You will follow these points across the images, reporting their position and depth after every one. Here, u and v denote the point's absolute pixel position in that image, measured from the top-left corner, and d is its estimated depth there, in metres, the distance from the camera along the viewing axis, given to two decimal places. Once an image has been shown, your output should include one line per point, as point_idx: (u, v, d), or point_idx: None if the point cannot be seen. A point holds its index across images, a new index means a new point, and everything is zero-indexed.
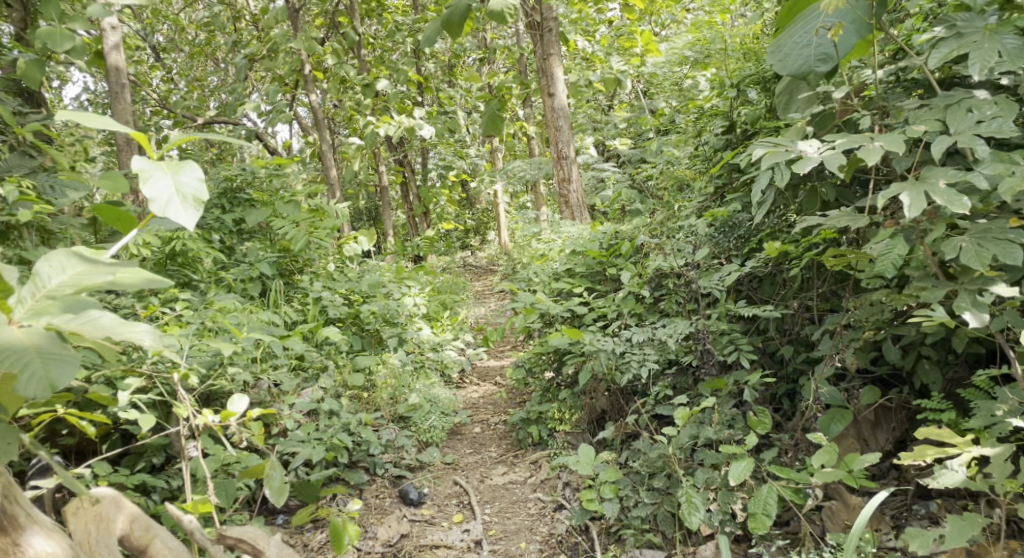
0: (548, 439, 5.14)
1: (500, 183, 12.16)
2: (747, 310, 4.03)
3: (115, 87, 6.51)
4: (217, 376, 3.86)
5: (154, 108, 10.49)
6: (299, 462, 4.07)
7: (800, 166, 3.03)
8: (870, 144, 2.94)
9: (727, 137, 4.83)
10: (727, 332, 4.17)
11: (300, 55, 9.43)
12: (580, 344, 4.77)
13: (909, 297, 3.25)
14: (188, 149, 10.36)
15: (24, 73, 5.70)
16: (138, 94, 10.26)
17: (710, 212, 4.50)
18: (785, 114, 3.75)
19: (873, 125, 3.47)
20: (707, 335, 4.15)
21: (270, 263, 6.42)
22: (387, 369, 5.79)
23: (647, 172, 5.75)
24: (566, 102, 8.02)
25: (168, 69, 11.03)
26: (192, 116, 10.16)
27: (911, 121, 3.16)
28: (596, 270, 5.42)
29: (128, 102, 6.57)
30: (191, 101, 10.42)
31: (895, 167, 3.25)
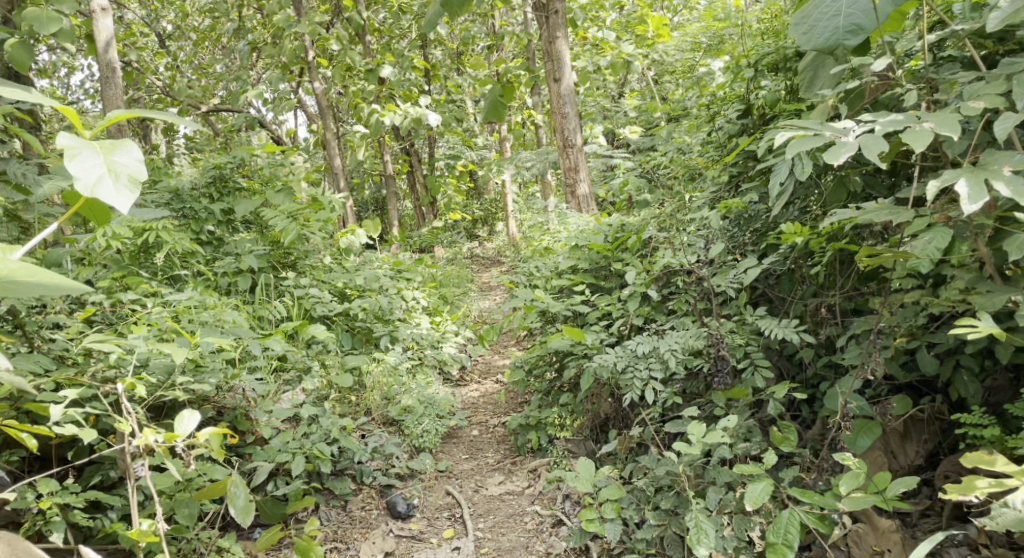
0: (548, 446, 4.81)
1: (508, 172, 11.80)
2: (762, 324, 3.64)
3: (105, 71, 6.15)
4: (169, 388, 3.52)
5: (157, 96, 10.14)
6: (264, 477, 3.80)
7: (836, 153, 2.60)
8: (918, 124, 2.56)
9: (742, 122, 4.49)
10: (743, 334, 3.82)
11: (304, 41, 9.11)
12: (582, 345, 4.44)
13: (956, 299, 2.98)
14: (191, 138, 10.03)
15: (10, 56, 5.34)
16: (141, 81, 9.89)
17: (725, 203, 4.14)
18: (809, 93, 3.48)
19: (917, 104, 3.10)
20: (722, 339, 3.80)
21: (259, 256, 6.10)
22: (380, 369, 5.47)
23: (657, 160, 5.38)
24: (573, 89, 7.65)
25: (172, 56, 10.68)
26: (195, 104, 9.81)
27: (967, 97, 2.80)
28: (601, 265, 5.06)
29: (119, 87, 6.21)
30: (194, 89, 10.07)
31: (948, 153, 2.95)
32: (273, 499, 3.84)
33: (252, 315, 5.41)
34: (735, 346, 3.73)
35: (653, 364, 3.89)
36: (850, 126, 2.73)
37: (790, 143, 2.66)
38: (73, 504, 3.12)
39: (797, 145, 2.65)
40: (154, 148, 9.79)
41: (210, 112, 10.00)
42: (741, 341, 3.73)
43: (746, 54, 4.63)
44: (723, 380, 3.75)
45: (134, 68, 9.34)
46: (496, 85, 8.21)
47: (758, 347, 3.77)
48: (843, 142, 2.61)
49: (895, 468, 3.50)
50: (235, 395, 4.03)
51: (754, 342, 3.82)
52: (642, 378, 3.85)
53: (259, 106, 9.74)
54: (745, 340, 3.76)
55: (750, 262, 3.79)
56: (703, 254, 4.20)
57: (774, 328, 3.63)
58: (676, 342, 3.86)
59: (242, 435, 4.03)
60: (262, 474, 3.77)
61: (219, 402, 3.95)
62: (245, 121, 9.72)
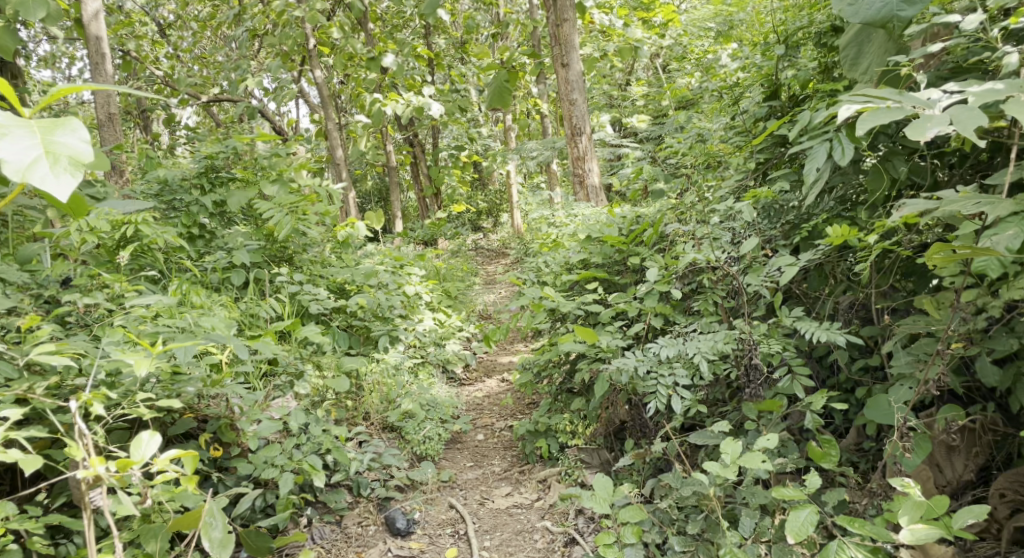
0: (559, 455, 4.48)
1: (513, 163, 11.44)
2: (802, 327, 3.35)
3: (95, 55, 5.86)
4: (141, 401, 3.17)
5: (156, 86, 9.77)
6: (247, 505, 3.48)
7: (921, 129, 2.23)
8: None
9: (769, 105, 4.14)
10: (776, 339, 3.48)
11: (304, 29, 8.68)
12: (596, 347, 4.12)
13: None
14: (192, 129, 9.66)
15: None
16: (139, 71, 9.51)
17: (754, 193, 3.79)
18: (852, 74, 3.17)
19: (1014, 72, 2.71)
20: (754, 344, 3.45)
21: (252, 251, 5.75)
22: (378, 372, 5.14)
23: (675, 149, 4.99)
24: (582, 74, 7.25)
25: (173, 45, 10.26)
26: (196, 94, 9.44)
27: None
28: (616, 260, 4.67)
29: (111, 73, 5.91)
30: (195, 78, 9.69)
31: None
32: (257, 531, 3.45)
33: (244, 315, 5.07)
34: (769, 351, 3.37)
35: (677, 370, 3.54)
36: (934, 97, 2.38)
37: (865, 118, 2.32)
38: (32, 531, 2.80)
39: (872, 120, 2.31)
40: (155, 139, 9.48)
41: (210, 102, 9.68)
42: (775, 346, 3.38)
43: (774, 31, 4.27)
44: (754, 390, 3.38)
45: (132, 57, 9.02)
46: (501, 70, 7.83)
47: (794, 352, 3.42)
48: (929, 116, 2.26)
49: (944, 484, 3.18)
50: (220, 404, 3.70)
51: (788, 347, 3.48)
52: (665, 387, 3.49)
53: (261, 96, 9.32)
54: (779, 344, 3.40)
55: (788, 260, 3.49)
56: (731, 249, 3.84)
57: (820, 333, 3.33)
58: (702, 346, 3.48)
59: (226, 447, 3.71)
60: (246, 499, 3.46)
61: (201, 412, 3.64)
62: (245, 112, 9.35)
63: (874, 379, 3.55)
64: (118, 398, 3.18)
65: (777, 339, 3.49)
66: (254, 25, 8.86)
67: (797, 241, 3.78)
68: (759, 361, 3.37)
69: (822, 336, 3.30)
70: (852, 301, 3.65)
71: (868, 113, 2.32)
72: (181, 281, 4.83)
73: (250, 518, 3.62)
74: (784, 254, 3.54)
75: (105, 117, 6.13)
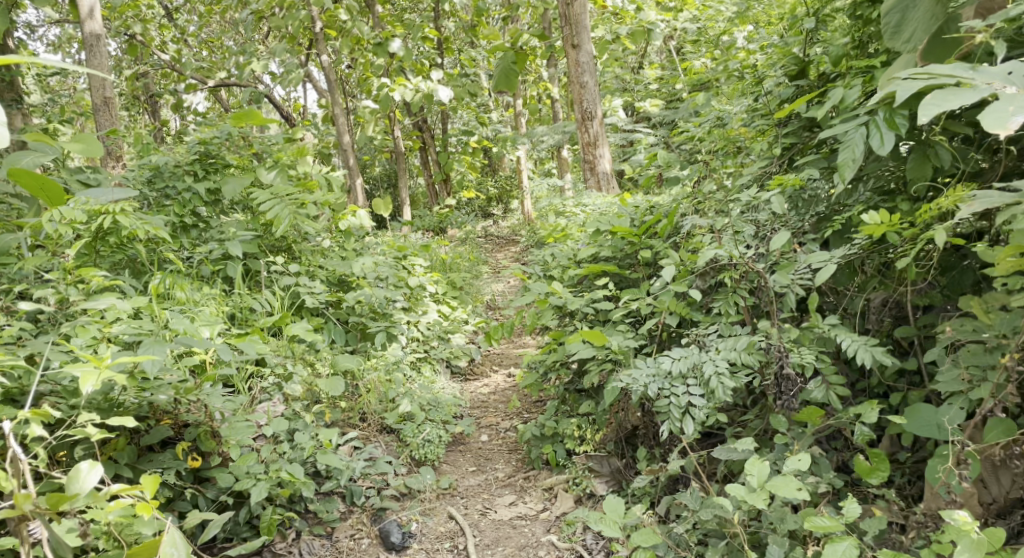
0: (566, 461, 4.19)
1: (523, 149, 11.05)
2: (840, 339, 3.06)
3: (89, 37, 5.64)
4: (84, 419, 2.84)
5: (163, 71, 9.47)
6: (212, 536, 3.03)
7: (1001, 116, 1.99)
8: None
9: (795, 85, 3.84)
10: (807, 346, 3.17)
11: (310, 11, 8.33)
12: (606, 349, 3.83)
13: None
14: (197, 114, 9.35)
15: None
16: (143, 55, 9.21)
17: (780, 181, 3.50)
18: (892, 43, 2.78)
19: None
20: (782, 348, 3.13)
21: (245, 242, 5.37)
22: (377, 369, 4.86)
23: (693, 133, 4.64)
24: (593, 56, 6.88)
25: (179, 28, 9.96)
26: (203, 79, 9.14)
27: None
28: (627, 253, 4.35)
29: (105, 56, 5.69)
30: (200, 61, 9.37)
31: None
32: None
33: (237, 310, 4.78)
34: (800, 361, 3.05)
35: (692, 384, 3.26)
36: (1003, 68, 2.12)
37: (926, 103, 2.04)
38: None
39: (935, 104, 2.04)
40: (161, 125, 9.20)
41: (216, 87, 9.37)
42: (808, 354, 3.07)
43: (802, 4, 3.95)
44: (786, 403, 3.07)
45: (138, 41, 8.71)
46: (509, 51, 7.46)
47: (825, 359, 3.11)
48: (1007, 98, 2.01)
49: (989, 501, 2.83)
50: (199, 409, 3.45)
51: (822, 354, 3.20)
52: (680, 402, 3.23)
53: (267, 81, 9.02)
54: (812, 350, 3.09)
55: (824, 257, 3.16)
56: (754, 243, 3.53)
57: (859, 346, 3.04)
58: (720, 364, 3.20)
59: (205, 456, 3.45)
60: (212, 528, 3.04)
61: (179, 417, 3.39)
62: (250, 97, 9.04)
63: (909, 387, 3.25)
64: (79, 410, 2.92)
65: (810, 346, 3.19)
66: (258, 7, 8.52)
67: (828, 234, 3.45)
68: (791, 370, 3.06)
69: (861, 352, 3.01)
70: (885, 299, 3.37)
71: (931, 97, 2.04)
72: (170, 277, 4.57)
73: (233, 531, 3.37)
74: (817, 250, 3.23)
75: (98, 102, 5.87)
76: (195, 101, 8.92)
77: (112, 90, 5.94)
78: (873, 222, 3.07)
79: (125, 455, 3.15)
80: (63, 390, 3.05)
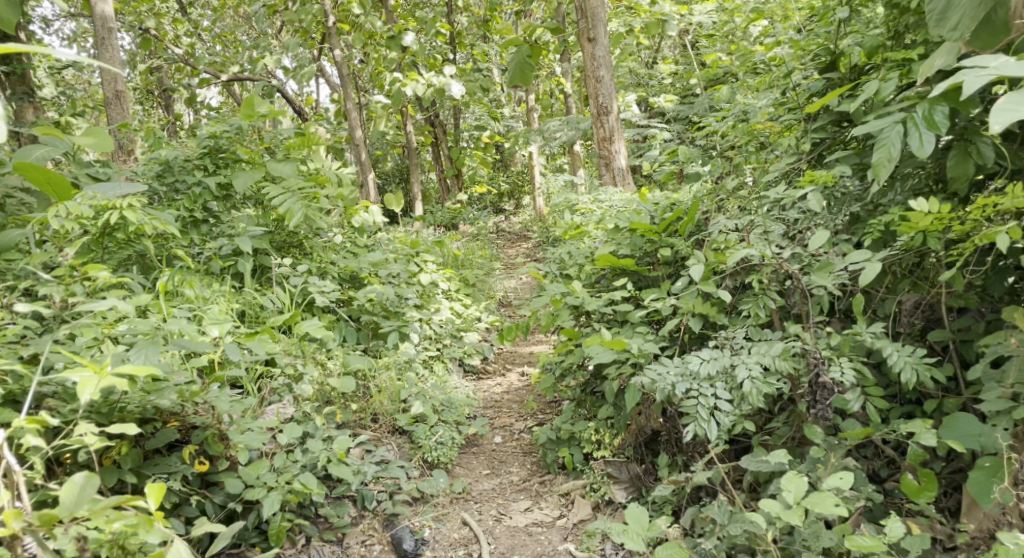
0: (583, 466, 4.06)
1: (536, 145, 10.89)
2: (888, 350, 2.97)
3: (100, 30, 5.54)
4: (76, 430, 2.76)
5: (176, 65, 9.38)
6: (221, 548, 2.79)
7: None
8: None
9: (826, 77, 3.69)
10: (846, 355, 3.06)
11: (322, 5, 8.20)
12: (627, 352, 3.71)
13: None
14: (210, 109, 9.25)
15: None
16: (157, 49, 9.12)
17: (812, 177, 3.37)
18: (936, 31, 2.56)
19: None
20: (820, 357, 3.03)
21: (255, 237, 5.24)
22: (389, 369, 4.74)
23: (716, 128, 4.48)
24: (609, 49, 6.72)
25: (192, 22, 9.86)
26: (216, 73, 9.04)
27: None
28: (647, 251, 4.19)
29: (116, 47, 5.58)
30: (213, 55, 9.26)
31: None
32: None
33: (247, 307, 4.68)
34: (840, 376, 2.94)
35: (719, 390, 3.15)
36: None
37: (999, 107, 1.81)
38: None
39: (1007, 108, 1.80)
40: (175, 119, 9.11)
41: (230, 81, 9.26)
42: (849, 370, 2.96)
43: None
44: (820, 412, 3.00)
45: (151, 35, 8.62)
46: (523, 44, 7.30)
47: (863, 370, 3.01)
48: None
49: None
50: (207, 411, 3.33)
51: (858, 364, 3.09)
52: (708, 403, 3.09)
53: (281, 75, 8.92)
54: (853, 365, 2.97)
55: (863, 256, 3.02)
56: (785, 244, 3.39)
57: (904, 362, 2.96)
58: (753, 368, 3.08)
59: (213, 460, 3.35)
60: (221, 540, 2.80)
61: (185, 420, 3.28)
62: (263, 91, 8.92)
63: (945, 394, 3.13)
64: (78, 414, 2.82)
65: (847, 354, 3.08)
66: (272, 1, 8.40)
67: (862, 236, 3.32)
68: (829, 379, 2.98)
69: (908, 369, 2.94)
70: (917, 301, 3.25)
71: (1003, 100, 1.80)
72: (178, 274, 4.46)
73: (242, 537, 3.27)
74: (856, 250, 3.09)
75: (110, 95, 5.77)
76: (207, 96, 8.81)
77: (123, 83, 5.83)
78: (922, 210, 2.88)
79: (129, 461, 3.05)
80: (65, 393, 2.95)
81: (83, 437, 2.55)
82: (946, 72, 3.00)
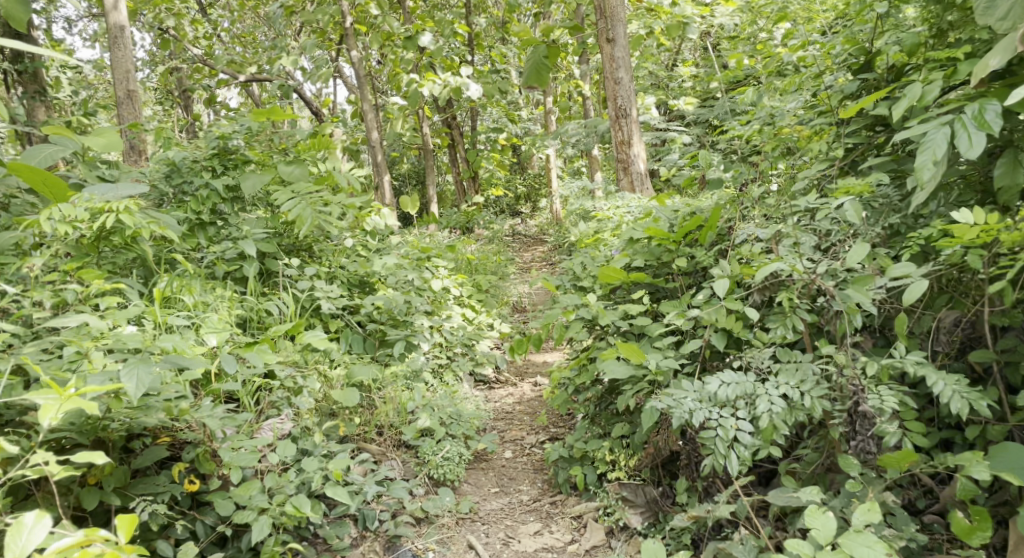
0: (597, 487, 3.85)
1: (553, 148, 10.68)
2: (929, 379, 2.76)
3: (114, 29, 5.42)
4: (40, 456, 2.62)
5: (194, 65, 9.26)
6: None
7: None
8: None
9: (862, 78, 3.46)
10: (883, 378, 2.87)
11: (340, 5, 8.03)
12: (644, 369, 3.50)
13: None
14: (226, 108, 9.11)
15: None
16: (177, 49, 9.01)
17: (847, 186, 3.15)
18: (985, 21, 2.55)
19: None
20: (858, 385, 2.84)
21: (259, 241, 5.02)
22: (396, 380, 4.55)
23: (740, 132, 4.26)
24: (629, 50, 6.51)
25: (211, 22, 9.75)
26: (234, 73, 8.91)
27: None
28: (665, 261, 3.97)
29: (129, 46, 5.45)
30: (232, 55, 9.13)
31: None
32: None
33: (250, 314, 4.52)
34: (878, 405, 2.76)
35: (741, 416, 2.96)
36: None
37: None
38: None
39: None
40: (192, 119, 8.99)
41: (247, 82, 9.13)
42: (887, 399, 2.76)
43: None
44: (861, 445, 2.84)
45: (170, 36, 8.53)
46: (541, 44, 7.08)
47: (906, 397, 2.79)
48: None
49: None
50: (198, 428, 3.19)
51: (896, 388, 2.88)
52: (726, 434, 2.93)
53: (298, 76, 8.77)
54: (891, 394, 2.78)
55: (905, 270, 2.82)
56: (817, 257, 3.17)
57: (952, 391, 2.74)
58: (776, 401, 2.90)
59: (204, 480, 3.19)
60: None
61: (176, 436, 3.17)
62: (280, 91, 8.78)
63: (990, 420, 2.89)
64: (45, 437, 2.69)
65: (885, 381, 2.87)
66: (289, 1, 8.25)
67: (902, 249, 3.09)
68: (867, 409, 2.79)
69: (955, 399, 2.72)
70: (957, 319, 3.00)
71: None
72: (177, 279, 4.29)
73: None
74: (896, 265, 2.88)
75: (124, 95, 5.61)
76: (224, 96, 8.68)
77: (136, 82, 5.65)
78: (966, 222, 2.69)
79: (113, 481, 2.89)
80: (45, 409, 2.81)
81: (45, 467, 2.40)
82: (996, 76, 2.79)
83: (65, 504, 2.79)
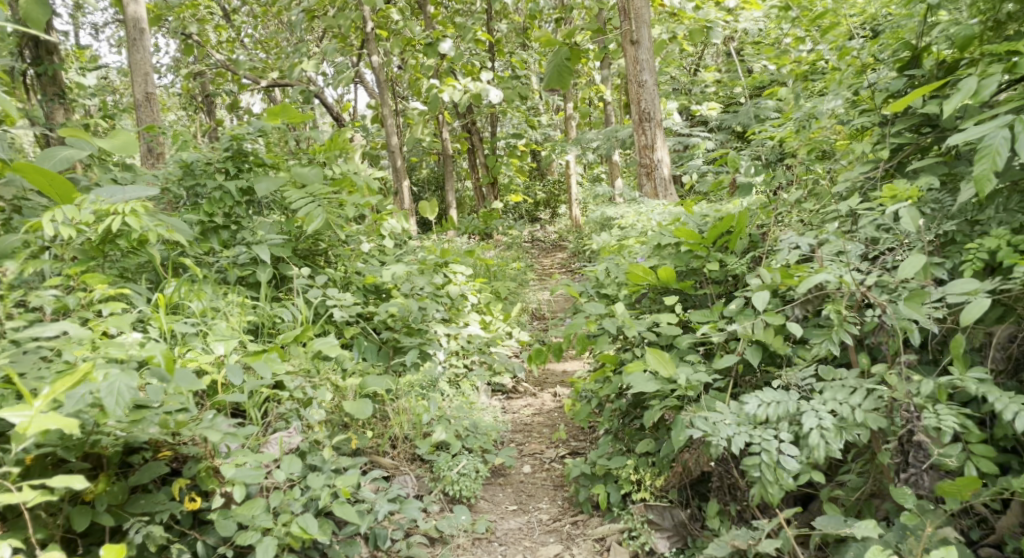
0: (621, 507, 3.64)
1: (574, 154, 10.49)
2: (993, 398, 2.56)
3: (131, 31, 5.31)
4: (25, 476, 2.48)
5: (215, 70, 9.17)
6: None
7: None
8: None
9: (909, 75, 3.24)
10: (942, 400, 2.65)
11: (362, 10, 7.88)
12: (674, 385, 3.29)
13: None
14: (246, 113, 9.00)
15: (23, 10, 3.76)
16: (199, 54, 8.92)
17: (895, 189, 2.93)
18: None
19: None
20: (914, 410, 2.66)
21: (274, 244, 4.83)
22: (411, 389, 4.36)
23: (775, 133, 4.04)
24: (653, 52, 6.31)
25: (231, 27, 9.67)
26: (256, 79, 8.80)
27: None
28: (694, 269, 3.75)
29: (147, 48, 5.34)
30: (253, 61, 9.03)
31: None
32: None
33: (261, 320, 4.34)
34: (936, 424, 2.57)
35: (785, 438, 2.78)
36: None
37: None
38: None
39: None
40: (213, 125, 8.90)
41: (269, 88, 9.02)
42: (947, 420, 2.57)
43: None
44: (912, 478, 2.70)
45: (194, 42, 8.45)
46: (563, 46, 6.89)
47: (970, 421, 2.57)
48: None
49: None
50: (200, 442, 3.03)
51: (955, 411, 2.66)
52: (771, 458, 2.75)
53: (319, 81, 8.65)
54: (950, 412, 2.60)
55: (969, 286, 2.64)
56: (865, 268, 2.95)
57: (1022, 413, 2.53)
58: (823, 417, 2.72)
59: (206, 497, 3.04)
60: None
61: (178, 450, 2.99)
62: (301, 97, 8.65)
63: None
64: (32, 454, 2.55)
65: (943, 402, 2.65)
66: (310, 6, 8.12)
67: (957, 258, 2.86)
68: None
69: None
70: (1012, 333, 2.77)
71: None
72: (186, 284, 4.13)
73: None
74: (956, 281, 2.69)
75: (142, 99, 5.49)
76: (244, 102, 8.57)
77: (154, 86, 5.53)
78: None
79: (106, 499, 2.76)
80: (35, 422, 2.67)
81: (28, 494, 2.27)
82: None
83: (55, 524, 2.67)
